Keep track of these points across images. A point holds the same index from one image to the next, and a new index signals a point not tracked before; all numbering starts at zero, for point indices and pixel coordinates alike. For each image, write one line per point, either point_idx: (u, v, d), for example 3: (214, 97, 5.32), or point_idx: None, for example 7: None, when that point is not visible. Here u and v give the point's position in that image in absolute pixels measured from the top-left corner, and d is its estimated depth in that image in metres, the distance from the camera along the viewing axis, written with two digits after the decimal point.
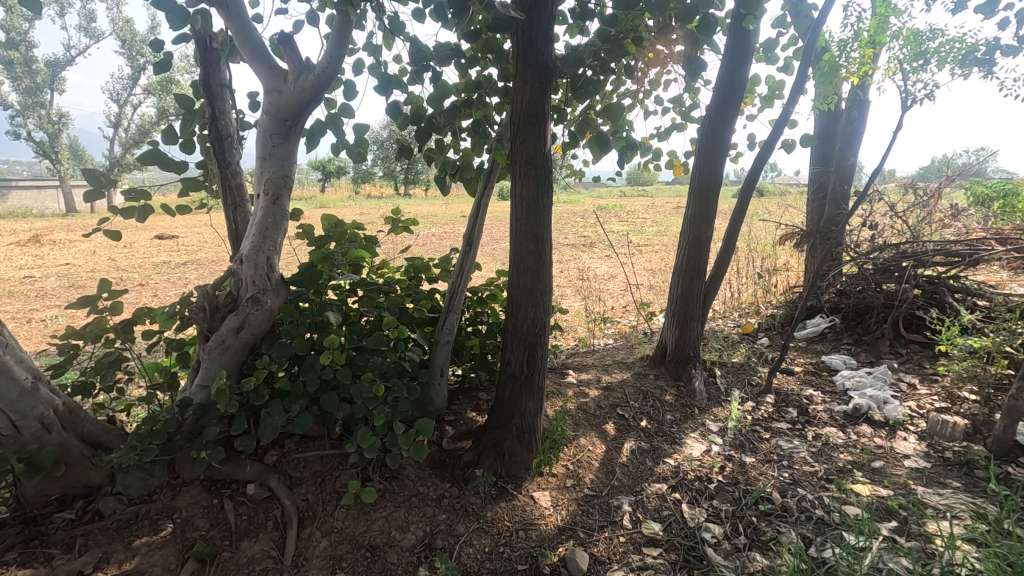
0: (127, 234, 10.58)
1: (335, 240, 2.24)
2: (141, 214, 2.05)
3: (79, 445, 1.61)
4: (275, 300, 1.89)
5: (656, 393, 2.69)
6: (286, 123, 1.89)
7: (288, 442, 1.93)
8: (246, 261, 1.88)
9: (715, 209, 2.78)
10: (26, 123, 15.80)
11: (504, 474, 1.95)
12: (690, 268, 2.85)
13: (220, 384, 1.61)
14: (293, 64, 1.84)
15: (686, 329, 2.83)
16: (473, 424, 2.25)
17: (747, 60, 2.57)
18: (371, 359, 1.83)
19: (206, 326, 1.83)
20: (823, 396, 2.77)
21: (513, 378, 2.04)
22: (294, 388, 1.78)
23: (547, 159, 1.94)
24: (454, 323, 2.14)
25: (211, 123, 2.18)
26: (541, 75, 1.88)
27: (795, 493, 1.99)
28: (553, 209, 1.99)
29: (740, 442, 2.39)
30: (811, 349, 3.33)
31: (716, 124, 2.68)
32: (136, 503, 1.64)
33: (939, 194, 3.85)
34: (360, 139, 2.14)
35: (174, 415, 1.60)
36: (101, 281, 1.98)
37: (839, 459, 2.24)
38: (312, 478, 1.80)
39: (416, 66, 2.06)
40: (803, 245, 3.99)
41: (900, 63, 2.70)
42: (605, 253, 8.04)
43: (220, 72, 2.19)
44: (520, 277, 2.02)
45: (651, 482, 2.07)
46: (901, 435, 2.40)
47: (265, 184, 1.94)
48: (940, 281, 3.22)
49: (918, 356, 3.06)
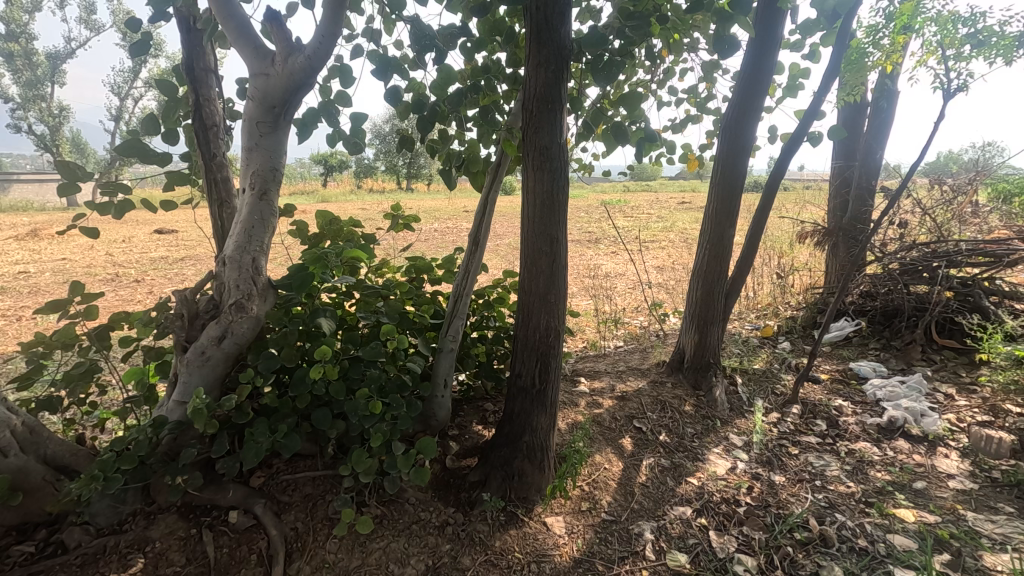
0: (127, 228, 10.43)
1: (331, 239, 2.07)
2: (118, 210, 1.88)
3: (40, 470, 1.43)
4: (261, 305, 1.71)
5: (674, 402, 2.51)
6: (274, 110, 1.71)
7: (276, 463, 1.76)
8: (229, 262, 1.70)
9: (739, 203, 2.59)
10: (27, 117, 15.41)
11: (514, 497, 1.78)
12: (712, 268, 2.65)
13: (197, 403, 1.43)
14: (282, 45, 1.65)
15: (706, 335, 2.65)
16: (480, 438, 2.08)
17: (775, 43, 2.38)
18: (368, 372, 1.66)
19: (185, 335, 1.65)
20: (853, 407, 2.58)
21: (524, 392, 1.86)
22: (282, 405, 1.61)
23: (563, 151, 1.75)
24: (459, 329, 1.96)
25: (194, 111, 2.01)
26: (557, 56, 1.68)
27: (833, 519, 1.82)
28: (569, 205, 1.80)
29: (767, 458, 2.21)
30: (837, 354, 3.13)
31: (740, 113, 2.49)
32: (104, 535, 1.47)
33: (968, 190, 3.65)
34: (357, 128, 1.97)
35: (146, 437, 1.42)
36: (73, 284, 1.81)
37: (876, 478, 2.06)
38: (302, 503, 1.64)
39: (417, 47, 1.88)
40: (824, 244, 3.78)
41: (940, 49, 2.50)
42: (612, 250, 7.83)
43: (205, 56, 2.03)
44: (532, 281, 1.83)
45: (673, 505, 1.89)
46: (942, 451, 2.22)
47: (251, 178, 1.76)
48: (975, 283, 3.03)
49: (953, 363, 2.86)
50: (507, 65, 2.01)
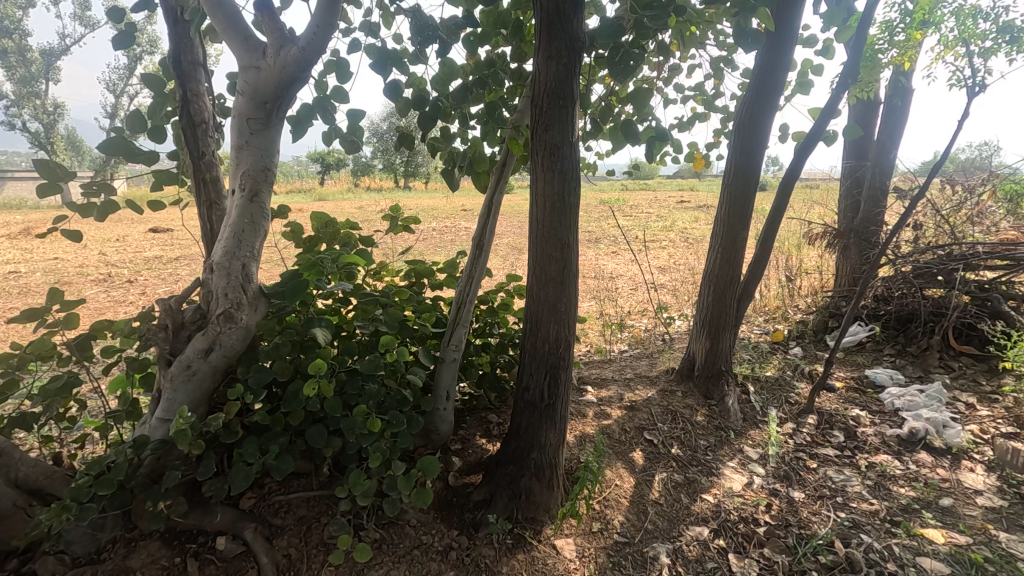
0: (119, 228, 10.27)
1: (327, 242, 1.96)
2: (102, 212, 1.77)
3: (10, 496, 1.32)
4: (252, 315, 1.60)
5: (686, 413, 2.40)
6: (266, 106, 1.60)
7: (268, 482, 1.65)
8: (217, 269, 1.60)
9: (753, 205, 2.48)
10: (20, 113, 15.12)
11: (521, 518, 1.68)
12: (724, 271, 2.55)
13: (180, 423, 1.32)
14: (273, 36, 1.54)
15: (718, 342, 2.55)
16: (484, 452, 1.97)
17: (791, 37, 2.28)
18: (365, 387, 1.55)
19: (169, 347, 1.54)
20: (871, 417, 2.48)
21: (532, 406, 1.76)
22: (273, 423, 1.50)
23: (574, 150, 1.64)
24: (462, 337, 1.86)
25: (182, 108, 1.90)
26: (569, 48, 1.57)
27: (859, 541, 1.72)
28: (580, 208, 1.70)
29: (785, 472, 2.11)
30: (851, 360, 3.03)
31: (754, 111, 2.39)
32: (80, 565, 1.37)
33: (982, 190, 3.55)
34: (354, 126, 1.87)
35: (125, 459, 1.31)
36: (52, 291, 1.70)
37: (901, 495, 1.96)
38: (296, 527, 1.53)
39: (418, 39, 1.77)
40: (835, 246, 3.68)
41: (960, 44, 2.40)
42: (613, 250, 7.72)
43: (192, 49, 1.91)
44: (540, 289, 1.73)
45: (689, 525, 1.79)
46: (966, 465, 2.12)
47: (241, 179, 1.65)
48: (994, 288, 2.94)
49: (972, 370, 2.77)
50: (513, 59, 1.91)
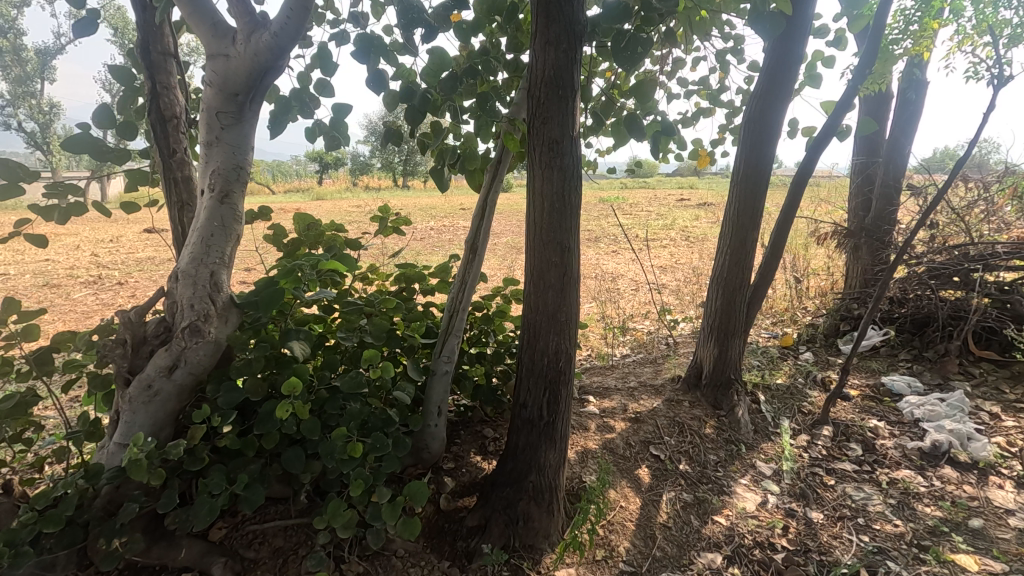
0: (112, 228, 10.12)
1: (309, 245, 1.82)
2: (66, 214, 1.62)
3: None
4: (222, 328, 1.46)
5: (694, 424, 2.26)
6: (236, 99, 1.45)
7: (242, 510, 1.52)
8: (183, 277, 1.46)
9: (764, 203, 2.33)
10: (16, 113, 14.97)
11: (517, 546, 1.55)
12: (733, 274, 2.40)
13: (135, 453, 1.18)
14: (242, 21, 1.40)
15: (727, 348, 2.41)
16: (478, 471, 1.83)
17: (805, 25, 2.14)
18: (346, 406, 1.42)
19: (130, 365, 1.40)
20: (890, 428, 2.34)
21: (530, 424, 1.62)
22: (244, 448, 1.36)
23: (575, 146, 1.50)
24: (455, 348, 1.72)
25: (151, 101, 1.76)
26: (568, 33, 1.42)
27: (886, 570, 1.58)
28: (582, 209, 1.56)
29: (801, 490, 1.97)
30: (866, 366, 2.89)
31: (765, 104, 2.24)
32: None
33: (999, 187, 3.40)
34: (338, 120, 1.73)
35: (75, 492, 1.17)
36: (9, 300, 1.55)
37: (927, 515, 1.83)
38: (271, 559, 1.40)
39: (404, 24, 1.62)
40: (843, 246, 3.54)
41: (982, 33, 2.26)
42: (613, 250, 7.58)
43: (163, 38, 1.77)
44: (539, 297, 1.59)
45: (700, 552, 1.66)
46: (994, 481, 1.98)
47: (211, 178, 1.51)
48: (1014, 289, 2.80)
49: (994, 378, 2.64)
50: (507, 51, 1.78)
